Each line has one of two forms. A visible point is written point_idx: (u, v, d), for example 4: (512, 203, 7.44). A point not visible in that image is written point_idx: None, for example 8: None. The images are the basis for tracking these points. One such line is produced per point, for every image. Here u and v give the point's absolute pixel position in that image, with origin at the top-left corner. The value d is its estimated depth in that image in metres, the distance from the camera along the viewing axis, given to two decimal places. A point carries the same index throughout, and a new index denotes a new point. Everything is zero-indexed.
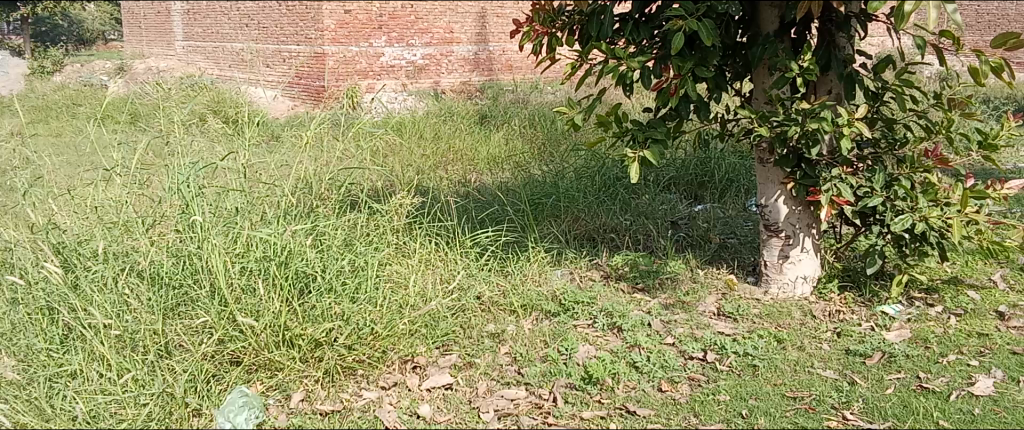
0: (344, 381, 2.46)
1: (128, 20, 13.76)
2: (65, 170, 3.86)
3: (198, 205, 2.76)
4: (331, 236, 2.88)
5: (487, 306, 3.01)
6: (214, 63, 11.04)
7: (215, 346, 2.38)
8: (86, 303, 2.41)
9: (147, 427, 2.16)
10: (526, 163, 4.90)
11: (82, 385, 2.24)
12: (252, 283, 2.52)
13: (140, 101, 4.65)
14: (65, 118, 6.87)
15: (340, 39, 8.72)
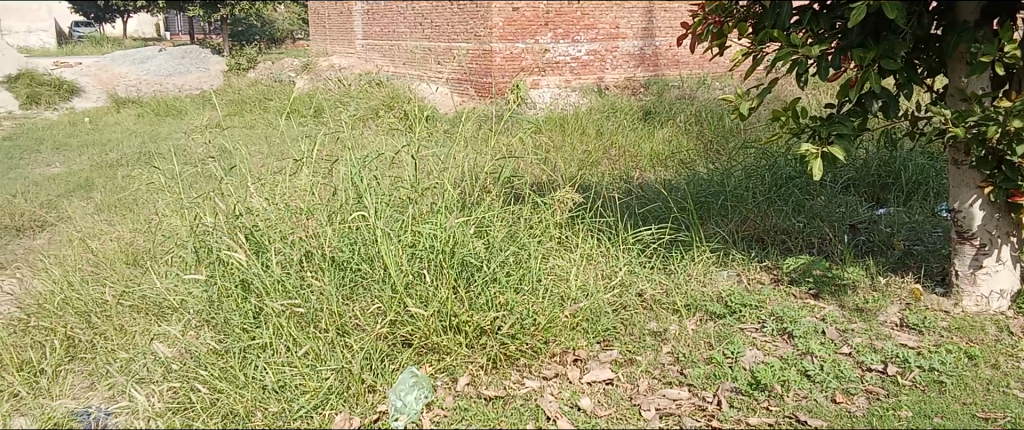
0: (507, 369, 2.53)
1: (313, 21, 14.79)
2: (259, 160, 4.21)
3: (371, 195, 2.94)
4: (495, 229, 2.97)
5: (649, 304, 2.98)
6: (389, 60, 11.62)
7: (388, 328, 2.52)
8: (275, 282, 2.63)
9: (328, 399, 2.31)
10: (691, 161, 4.80)
11: (272, 357, 2.43)
12: (421, 269, 2.66)
13: (325, 96, 4.99)
14: (258, 112, 7.51)
15: (508, 36, 8.91)
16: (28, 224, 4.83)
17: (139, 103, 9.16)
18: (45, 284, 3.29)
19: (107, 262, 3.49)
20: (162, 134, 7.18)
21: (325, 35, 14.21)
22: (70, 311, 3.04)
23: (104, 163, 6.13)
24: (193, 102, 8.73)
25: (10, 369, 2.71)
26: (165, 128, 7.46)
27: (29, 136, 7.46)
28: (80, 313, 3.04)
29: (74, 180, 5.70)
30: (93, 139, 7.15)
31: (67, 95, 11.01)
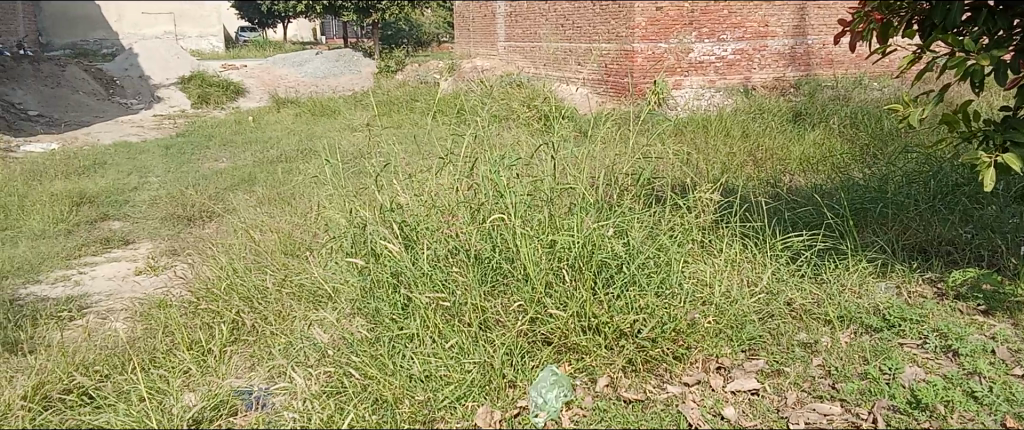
0: (648, 373, 2.51)
1: (457, 23, 15.20)
2: (408, 159, 4.39)
3: (513, 195, 3.00)
4: (637, 231, 2.97)
5: (798, 314, 2.87)
6: (530, 61, 11.76)
7: (529, 325, 2.58)
8: (422, 277, 2.77)
9: (471, 391, 2.38)
10: (845, 165, 4.57)
11: (418, 347, 2.54)
12: (560, 269, 2.70)
13: (470, 97, 5.13)
14: (404, 112, 7.81)
15: (650, 36, 8.82)
16: (199, 214, 5.27)
17: (296, 103, 9.75)
18: (215, 270, 3.58)
19: (268, 251, 3.75)
20: (317, 132, 7.62)
21: (469, 37, 14.55)
22: (236, 295, 3.31)
23: (265, 159, 6.58)
24: (345, 102, 9.19)
25: (181, 346, 2.95)
26: (320, 127, 7.91)
27: (200, 133, 8.12)
28: (243, 298, 3.29)
29: (239, 174, 6.15)
30: (255, 136, 7.68)
31: (233, 95, 11.88)
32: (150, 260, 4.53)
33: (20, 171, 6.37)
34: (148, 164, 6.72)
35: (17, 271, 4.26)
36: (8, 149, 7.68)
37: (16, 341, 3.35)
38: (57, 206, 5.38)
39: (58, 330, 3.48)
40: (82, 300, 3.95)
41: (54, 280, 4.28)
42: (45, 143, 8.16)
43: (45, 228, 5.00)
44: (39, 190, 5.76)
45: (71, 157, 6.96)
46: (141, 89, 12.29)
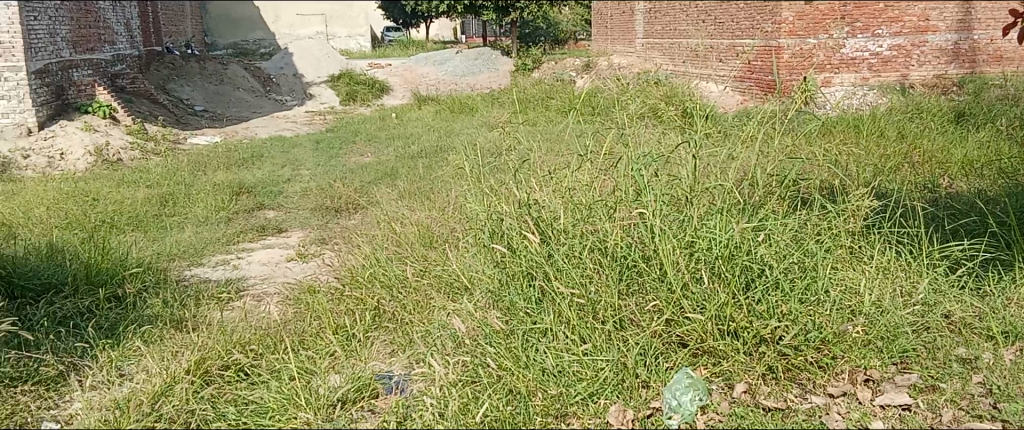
0: (789, 382, 2.45)
1: (596, 21, 15.15)
2: (546, 157, 4.46)
3: (652, 193, 2.98)
4: (781, 234, 2.88)
5: (957, 327, 2.71)
6: (669, 59, 11.58)
7: (663, 326, 2.56)
8: (559, 272, 2.81)
9: (603, 389, 2.41)
10: (1014, 169, 4.23)
11: (552, 342, 2.58)
12: (699, 271, 2.65)
13: (606, 95, 5.13)
14: (541, 110, 7.90)
15: (798, 31, 8.55)
16: (346, 206, 5.56)
17: (437, 100, 10.05)
18: (360, 259, 3.77)
19: (408, 243, 3.91)
20: (456, 129, 7.83)
21: (607, 34, 14.47)
22: (379, 283, 3.48)
23: (406, 155, 6.84)
24: (483, 100, 9.41)
25: (327, 329, 3.14)
26: (458, 124, 8.12)
27: (348, 129, 8.55)
28: (385, 286, 3.47)
29: (383, 168, 6.42)
30: (397, 133, 8.00)
31: (378, 92, 12.40)
32: (301, 248, 4.83)
33: (188, 161, 6.94)
34: (300, 158, 7.15)
35: (184, 254, 4.65)
36: (178, 141, 8.40)
37: (182, 318, 3.68)
38: (218, 195, 5.83)
39: (219, 309, 3.78)
40: (240, 282, 4.27)
41: (216, 263, 4.65)
42: (209, 136, 8.85)
43: (208, 215, 5.42)
44: (204, 180, 6.26)
45: (231, 149, 7.52)
46: (294, 86, 13.07)
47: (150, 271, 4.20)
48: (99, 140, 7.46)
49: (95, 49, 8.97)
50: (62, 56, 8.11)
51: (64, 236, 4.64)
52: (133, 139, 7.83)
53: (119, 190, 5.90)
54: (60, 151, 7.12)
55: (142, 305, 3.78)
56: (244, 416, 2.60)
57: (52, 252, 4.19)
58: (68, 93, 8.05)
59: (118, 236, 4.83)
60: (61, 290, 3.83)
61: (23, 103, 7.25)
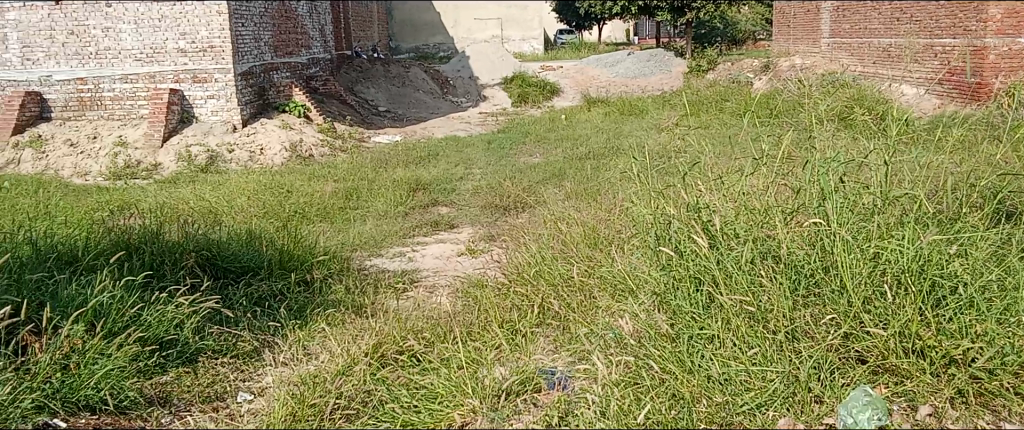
0: (981, 408, 2.34)
1: (777, 20, 14.56)
2: (717, 160, 4.38)
3: (835, 200, 2.84)
4: (978, 250, 2.69)
5: None
6: (857, 59, 10.91)
7: (840, 340, 2.47)
8: (728, 277, 2.75)
9: (774, 402, 2.36)
10: None
11: (719, 349, 2.53)
12: (881, 286, 2.54)
13: (785, 98, 4.95)
14: (714, 113, 7.70)
15: (1006, 30, 7.83)
16: (515, 204, 5.72)
17: (607, 102, 10.06)
18: (527, 257, 3.87)
19: (574, 243, 3.96)
20: (625, 131, 7.81)
21: (789, 34, 13.87)
22: (545, 281, 3.56)
23: (575, 155, 6.92)
24: (654, 102, 9.32)
25: (494, 322, 3.27)
26: (627, 126, 8.09)
27: (519, 129, 8.76)
28: (550, 283, 3.55)
29: (550, 169, 6.52)
30: (567, 134, 8.10)
31: (549, 94, 12.59)
32: (471, 243, 5.03)
33: (370, 159, 7.40)
34: (473, 157, 7.42)
35: (366, 245, 4.98)
36: (363, 139, 8.97)
37: (362, 305, 3.95)
38: (398, 190, 6.17)
39: (395, 298, 4.03)
40: (415, 273, 4.52)
41: (393, 254, 4.94)
42: (390, 135, 9.38)
43: (388, 209, 5.76)
44: (384, 176, 6.64)
45: (409, 148, 7.93)
46: (470, 89, 13.59)
47: (334, 259, 4.53)
48: (294, 136, 8.12)
49: (293, 53, 9.74)
50: (265, 59, 8.86)
51: (262, 224, 5.09)
52: (323, 137, 8.45)
53: (310, 184, 6.39)
54: (260, 146, 7.80)
55: (326, 291, 4.10)
56: (416, 399, 2.76)
57: (251, 238, 4.58)
58: (269, 94, 8.82)
59: (308, 225, 5.24)
60: (257, 273, 4.21)
61: (229, 102, 8.04)
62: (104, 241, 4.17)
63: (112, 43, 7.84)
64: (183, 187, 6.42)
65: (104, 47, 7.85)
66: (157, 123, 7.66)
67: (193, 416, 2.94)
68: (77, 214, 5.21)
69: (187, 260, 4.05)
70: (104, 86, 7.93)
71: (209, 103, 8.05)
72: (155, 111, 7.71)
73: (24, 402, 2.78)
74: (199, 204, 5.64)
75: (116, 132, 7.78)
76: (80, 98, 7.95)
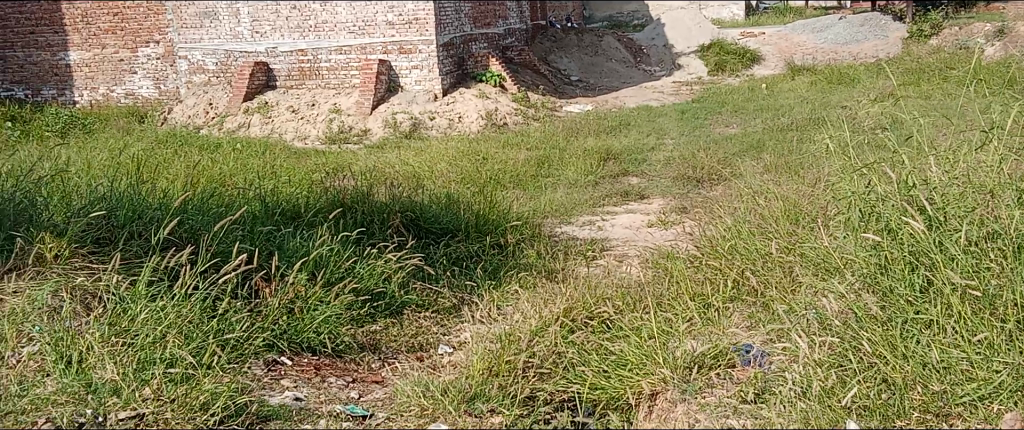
0: None
1: None
2: (941, 134, 4.02)
3: None
4: None
5: None
6: None
7: None
8: (950, 260, 2.57)
9: (999, 394, 2.23)
10: None
11: (937, 335, 2.39)
12: None
13: None
14: (937, 82, 7.03)
15: None
16: (708, 177, 5.58)
17: (812, 71, 9.47)
18: (722, 230, 3.78)
19: (771, 218, 3.81)
20: (831, 102, 7.32)
21: None
22: (739, 256, 3.48)
23: (775, 127, 6.63)
24: (866, 70, 8.67)
25: (685, 295, 3.23)
26: (834, 97, 7.59)
27: (716, 99, 8.49)
28: (746, 259, 3.45)
29: (748, 141, 6.28)
30: (767, 104, 7.74)
31: (748, 63, 12.07)
32: (662, 215, 4.98)
33: (563, 128, 7.49)
34: (666, 127, 7.30)
35: (557, 212, 5.08)
36: (555, 109, 9.09)
37: (552, 270, 4.06)
38: (588, 159, 6.20)
39: (585, 265, 4.09)
40: (605, 242, 4.56)
41: (583, 223, 5.00)
42: (582, 104, 9.42)
43: (579, 178, 5.83)
44: (576, 145, 6.70)
45: (602, 117, 7.94)
46: (664, 57, 13.30)
47: (527, 225, 4.66)
48: (490, 105, 8.38)
49: (491, 24, 10.01)
50: (465, 31, 9.20)
51: (460, 189, 5.34)
52: (518, 106, 8.64)
53: (504, 152, 6.58)
54: (458, 114, 8.14)
55: (519, 255, 4.25)
56: (605, 365, 2.79)
57: (450, 201, 4.81)
58: (468, 64, 9.15)
59: (503, 192, 5.42)
60: (455, 235, 4.45)
61: (431, 72, 8.45)
62: (322, 199, 4.55)
63: (329, 16, 8.47)
64: (390, 153, 6.86)
65: (322, 20, 8.50)
66: (368, 91, 8.22)
67: (402, 363, 3.20)
68: (298, 175, 5.71)
69: (393, 219, 4.33)
70: (322, 57, 8.61)
71: (414, 73, 8.50)
72: (366, 81, 8.26)
73: (256, 339, 3.02)
74: (404, 169, 5.99)
75: (331, 100, 8.42)
76: (301, 68, 8.69)
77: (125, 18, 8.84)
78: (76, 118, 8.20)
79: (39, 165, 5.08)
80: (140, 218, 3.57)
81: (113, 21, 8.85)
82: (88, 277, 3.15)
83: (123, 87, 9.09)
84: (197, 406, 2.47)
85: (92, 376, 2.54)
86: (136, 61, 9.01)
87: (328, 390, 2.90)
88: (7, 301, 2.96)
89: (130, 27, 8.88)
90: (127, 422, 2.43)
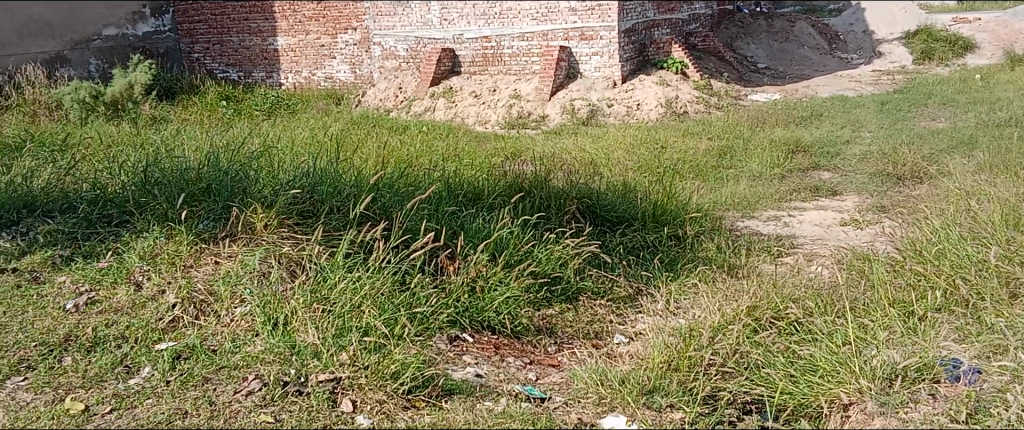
0: None
1: None
2: None
3: None
4: None
5: None
6: None
7: None
8: None
9: None
10: None
11: None
12: None
13: None
14: None
15: None
16: (910, 175, 5.15)
17: None
18: (927, 232, 3.47)
19: (988, 222, 3.44)
20: None
21: None
22: (946, 263, 3.18)
23: (991, 122, 6.00)
24: None
25: (883, 302, 3.00)
26: None
27: (921, 90, 7.80)
28: (954, 266, 3.16)
29: (959, 136, 5.73)
30: (983, 96, 7.01)
31: (960, 51, 10.98)
32: (856, 214, 4.66)
33: (747, 117, 7.18)
34: (862, 119, 6.80)
35: (739, 205, 4.88)
36: (740, 97, 8.71)
37: (733, 265, 3.92)
38: (775, 151, 5.90)
39: (769, 263, 3.91)
40: (792, 239, 4.33)
41: (768, 218, 4.77)
42: (769, 93, 8.97)
43: (763, 171, 5.56)
44: (761, 136, 6.40)
45: (790, 107, 7.53)
46: (863, 44, 12.32)
47: (707, 217, 4.51)
48: (671, 92, 8.18)
49: (675, 10, 9.74)
50: (648, 16, 9.02)
51: (639, 178, 5.25)
52: (700, 93, 8.37)
53: (685, 141, 6.40)
54: (637, 102, 8.02)
55: (697, 247, 4.14)
56: (792, 368, 2.70)
57: (628, 189, 4.74)
58: (649, 51, 8.98)
59: (683, 182, 5.28)
60: (632, 224, 4.38)
61: (612, 59, 8.37)
62: (502, 182, 4.63)
63: (513, 3, 8.61)
64: (567, 139, 6.88)
65: (507, 7, 8.66)
66: (547, 77, 8.30)
67: (579, 348, 3.20)
68: (479, 158, 5.86)
69: (570, 206, 4.33)
70: (505, 44, 8.78)
71: (594, 59, 8.47)
72: (547, 67, 8.34)
73: (441, 315, 3.10)
74: (581, 156, 5.98)
75: (511, 86, 8.57)
76: (485, 54, 8.93)
77: (328, 6, 9.41)
78: (282, 99, 8.88)
79: (251, 141, 5.53)
80: (337, 194, 3.80)
81: (316, 10, 9.44)
82: (293, 245, 3.39)
83: (323, 70, 9.71)
84: (388, 374, 2.58)
85: (295, 338, 2.74)
86: (336, 47, 9.58)
87: (506, 369, 2.95)
88: (224, 265, 3.25)
89: (331, 15, 9.45)
90: (326, 384, 2.57)
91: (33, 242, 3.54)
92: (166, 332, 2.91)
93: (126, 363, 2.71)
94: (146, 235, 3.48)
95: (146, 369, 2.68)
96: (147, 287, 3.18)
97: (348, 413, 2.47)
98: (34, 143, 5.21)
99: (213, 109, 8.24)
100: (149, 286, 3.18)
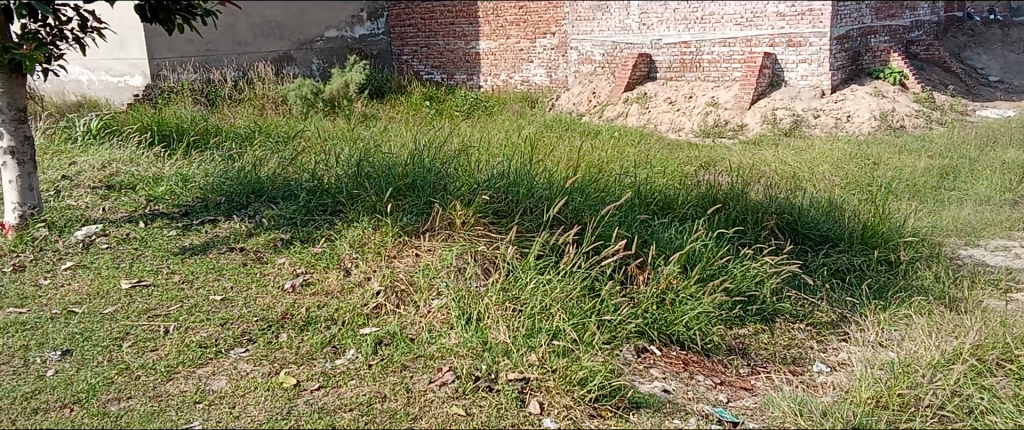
0: None
1: None
2: None
3: None
4: None
5: None
6: None
7: None
8: None
9: None
10: None
11: None
12: None
13: None
14: None
15: None
16: None
17: None
18: None
19: None
20: None
21: None
22: None
23: None
24: None
25: None
26: None
27: None
28: None
29: None
30: None
31: None
32: None
33: (975, 134, 6.50)
34: None
35: (962, 232, 4.42)
36: (967, 112, 7.90)
37: (954, 298, 3.55)
38: (1009, 173, 5.28)
39: (997, 299, 3.50)
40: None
41: (997, 248, 4.28)
42: (1002, 109, 8.07)
43: (993, 195, 5.00)
44: (992, 156, 5.76)
45: None
46: None
47: (924, 242, 4.13)
48: (886, 105, 7.57)
49: (896, 16, 9.01)
50: (865, 22, 8.41)
51: (846, 195, 4.90)
52: (920, 107, 7.68)
53: (901, 157, 5.89)
54: (847, 114, 7.50)
55: (912, 275, 3.79)
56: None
57: (834, 206, 4.44)
58: (864, 59, 8.37)
59: (897, 201, 4.86)
60: (836, 245, 4.09)
61: (821, 67, 7.87)
62: (696, 192, 4.49)
63: (716, 8, 8.38)
64: (767, 150, 6.57)
65: (709, 12, 8.44)
66: (748, 85, 7.97)
67: (774, 373, 3.03)
68: (672, 166, 5.73)
69: (769, 220, 4.11)
70: (704, 49, 8.55)
71: (801, 67, 8.02)
72: (748, 74, 7.99)
73: (630, 324, 3.05)
74: (782, 168, 5.68)
75: (709, 93, 8.32)
76: (683, 60, 8.74)
77: (530, 11, 9.65)
78: (480, 101, 9.21)
79: (451, 140, 5.77)
80: (531, 195, 3.87)
81: (518, 15, 9.71)
82: (488, 244, 3.49)
83: (521, 74, 9.92)
84: (577, 380, 2.58)
85: (488, 335, 2.82)
86: (534, 51, 9.78)
87: (696, 387, 2.83)
88: (424, 258, 3.40)
89: (531, 19, 9.68)
90: (516, 383, 2.60)
91: (259, 225, 3.91)
92: (370, 318, 3.09)
93: (333, 344, 2.90)
94: (356, 225, 3.72)
95: (351, 351, 2.85)
96: (354, 273, 3.40)
97: (536, 414, 2.49)
98: (262, 134, 5.75)
99: (417, 108, 8.71)
100: (356, 273, 3.39)
